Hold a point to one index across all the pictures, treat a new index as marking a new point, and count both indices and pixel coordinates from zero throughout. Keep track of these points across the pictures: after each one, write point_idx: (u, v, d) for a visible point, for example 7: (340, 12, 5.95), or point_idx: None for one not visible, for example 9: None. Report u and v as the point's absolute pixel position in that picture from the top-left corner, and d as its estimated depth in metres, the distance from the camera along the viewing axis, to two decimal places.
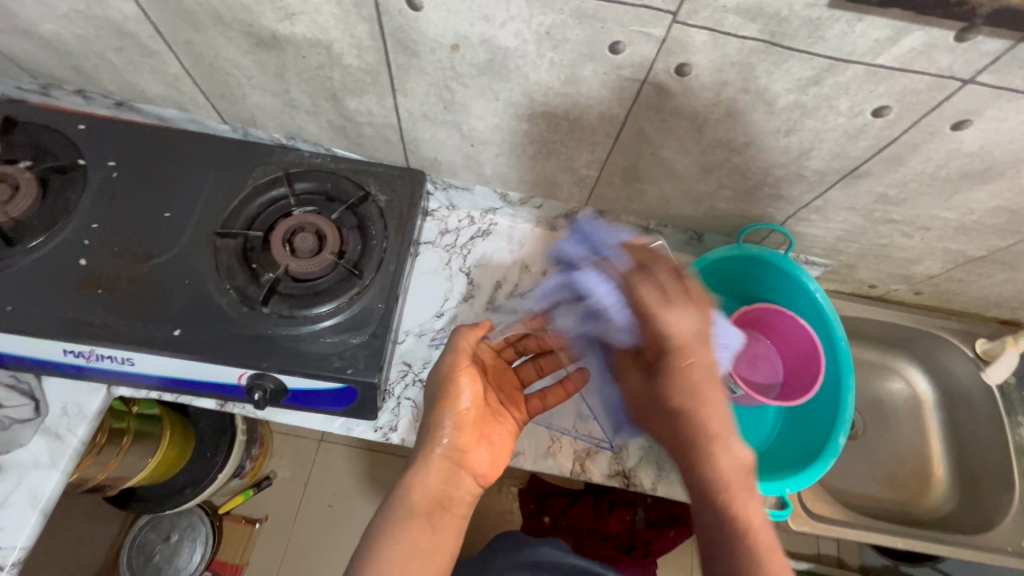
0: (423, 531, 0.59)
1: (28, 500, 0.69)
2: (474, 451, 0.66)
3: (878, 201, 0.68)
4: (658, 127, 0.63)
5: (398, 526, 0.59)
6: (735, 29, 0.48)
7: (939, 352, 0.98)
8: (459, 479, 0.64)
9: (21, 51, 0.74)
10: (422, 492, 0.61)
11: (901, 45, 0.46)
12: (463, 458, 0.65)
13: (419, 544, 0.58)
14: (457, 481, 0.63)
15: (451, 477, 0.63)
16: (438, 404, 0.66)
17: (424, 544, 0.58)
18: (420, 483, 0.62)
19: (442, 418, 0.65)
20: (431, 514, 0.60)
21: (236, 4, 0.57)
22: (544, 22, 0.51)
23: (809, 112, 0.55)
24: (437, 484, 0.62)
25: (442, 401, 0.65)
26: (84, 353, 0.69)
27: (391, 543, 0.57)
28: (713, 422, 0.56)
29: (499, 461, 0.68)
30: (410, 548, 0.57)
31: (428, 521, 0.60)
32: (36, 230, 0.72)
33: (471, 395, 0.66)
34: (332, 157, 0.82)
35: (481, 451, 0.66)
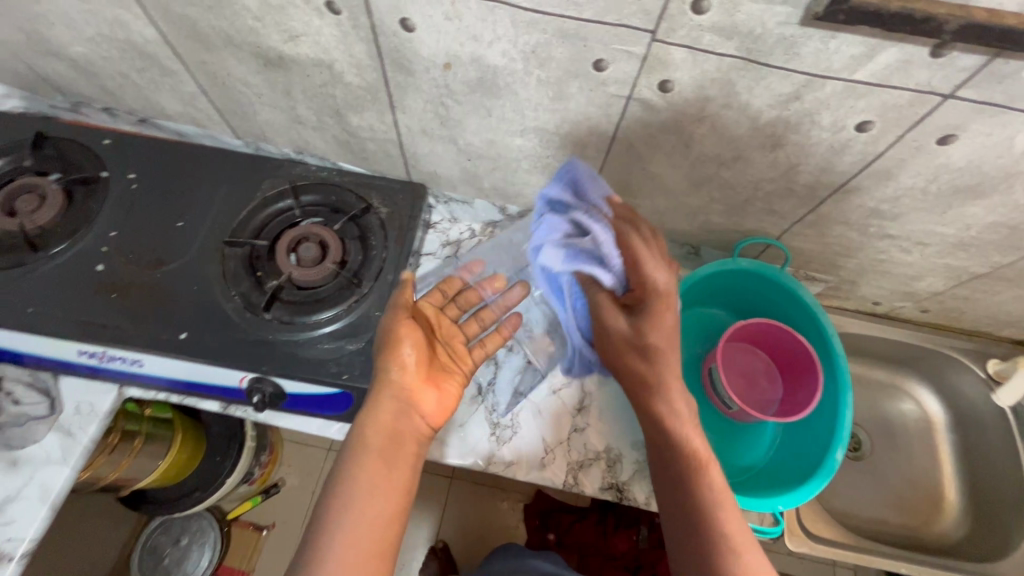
0: (381, 470, 0.57)
1: (39, 494, 0.72)
2: (421, 391, 0.64)
3: (872, 215, 0.67)
4: (647, 141, 0.64)
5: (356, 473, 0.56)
6: (713, 47, 0.49)
7: (950, 372, 0.95)
8: (410, 417, 0.62)
9: (55, 72, 0.80)
10: (375, 432, 0.59)
11: (876, 61, 0.47)
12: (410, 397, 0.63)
13: (376, 482, 0.56)
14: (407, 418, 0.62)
15: (402, 416, 0.61)
16: (382, 348, 0.64)
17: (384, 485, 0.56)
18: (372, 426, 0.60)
19: (386, 361, 0.63)
20: (387, 452, 0.59)
21: (244, 27, 0.61)
22: (530, 42, 0.53)
23: (793, 127, 0.56)
24: (390, 421, 0.60)
25: (386, 345, 0.64)
26: (97, 354, 0.72)
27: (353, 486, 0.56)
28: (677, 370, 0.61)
29: (447, 405, 0.66)
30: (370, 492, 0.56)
31: (384, 461, 0.58)
32: (59, 238, 0.77)
33: (414, 345, 0.65)
34: (338, 171, 0.85)
35: (428, 392, 0.64)
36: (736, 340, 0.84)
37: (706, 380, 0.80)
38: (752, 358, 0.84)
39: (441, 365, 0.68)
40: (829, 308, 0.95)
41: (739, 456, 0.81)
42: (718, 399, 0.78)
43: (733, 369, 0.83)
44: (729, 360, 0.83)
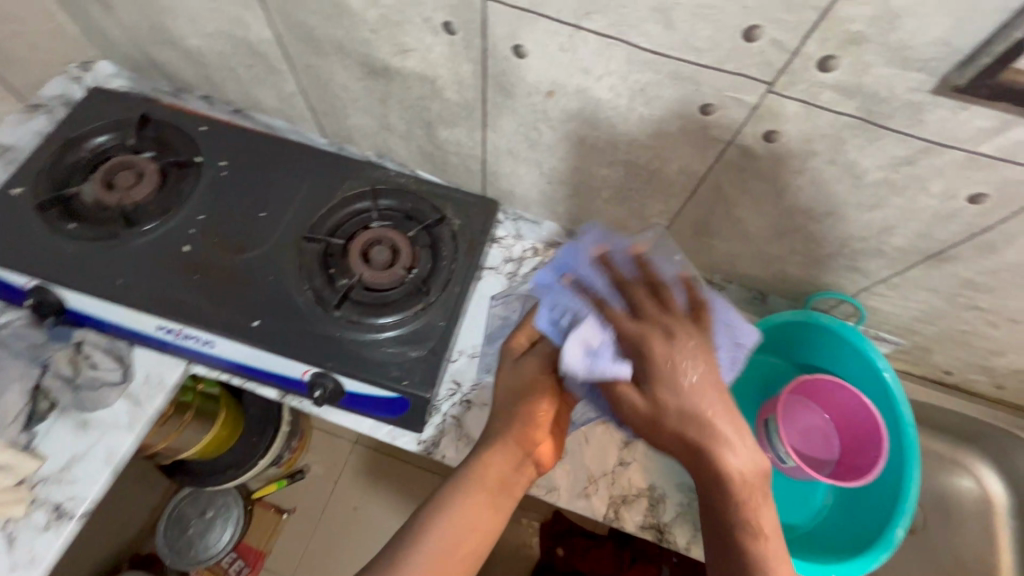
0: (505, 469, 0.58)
1: (103, 457, 0.75)
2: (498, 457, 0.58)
3: (964, 285, 0.65)
4: (737, 186, 0.64)
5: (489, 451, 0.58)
6: (831, 105, 0.49)
7: (1017, 453, 0.91)
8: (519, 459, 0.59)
9: (166, 58, 0.84)
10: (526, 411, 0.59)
11: (1006, 136, 0.45)
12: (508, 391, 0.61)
13: (472, 512, 0.55)
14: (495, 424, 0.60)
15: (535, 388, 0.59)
16: (439, 501, 0.56)
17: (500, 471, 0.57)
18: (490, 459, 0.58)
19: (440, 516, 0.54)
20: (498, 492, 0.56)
21: (358, 37, 0.63)
22: (640, 80, 0.54)
23: (898, 190, 0.55)
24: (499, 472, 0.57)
25: (447, 503, 0.55)
26: (174, 331, 0.76)
27: (460, 511, 0.55)
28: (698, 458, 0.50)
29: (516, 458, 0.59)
30: (482, 505, 0.55)
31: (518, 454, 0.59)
32: (152, 215, 0.81)
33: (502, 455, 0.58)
34: (415, 178, 0.87)
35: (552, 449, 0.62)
36: (795, 393, 0.83)
37: (762, 432, 0.78)
38: (811, 415, 0.82)
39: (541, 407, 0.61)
40: (895, 371, 0.91)
41: (789, 514, 0.79)
42: (772, 453, 0.76)
43: (791, 423, 0.81)
44: (787, 415, 0.81)
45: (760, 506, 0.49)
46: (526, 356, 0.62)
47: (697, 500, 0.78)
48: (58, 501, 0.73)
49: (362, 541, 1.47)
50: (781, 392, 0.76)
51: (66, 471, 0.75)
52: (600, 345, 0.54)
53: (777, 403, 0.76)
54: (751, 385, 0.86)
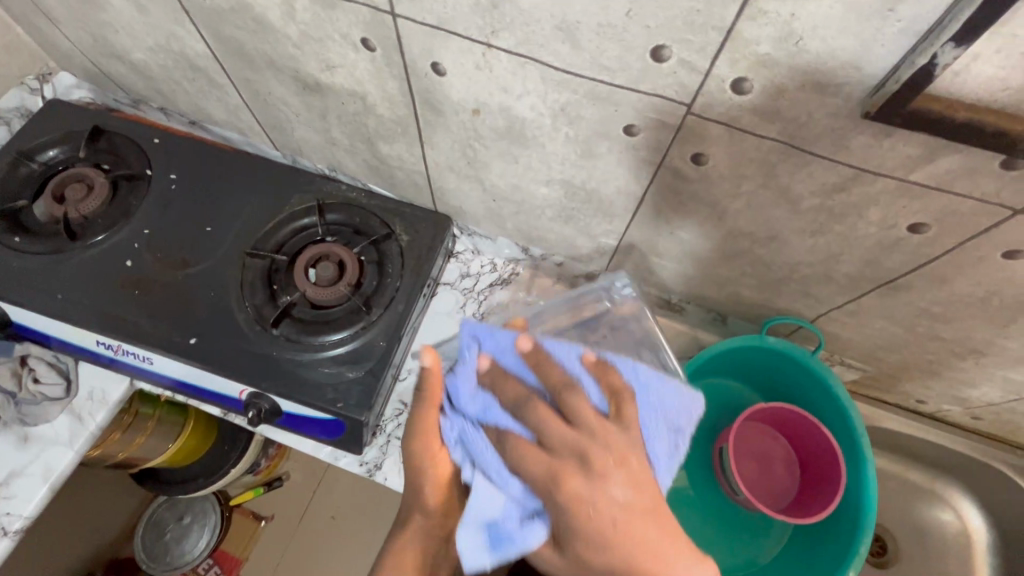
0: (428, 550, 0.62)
1: (41, 473, 0.75)
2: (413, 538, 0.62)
3: (920, 315, 0.61)
4: (677, 208, 0.60)
5: (403, 535, 0.62)
6: (753, 128, 0.45)
7: (998, 487, 0.85)
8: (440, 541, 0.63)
9: (117, 71, 0.83)
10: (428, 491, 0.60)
11: (937, 165, 0.42)
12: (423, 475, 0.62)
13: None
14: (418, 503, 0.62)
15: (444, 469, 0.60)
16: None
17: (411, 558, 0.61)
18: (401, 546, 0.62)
19: None
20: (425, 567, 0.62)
21: (285, 52, 0.62)
22: (559, 99, 0.51)
23: (837, 217, 0.51)
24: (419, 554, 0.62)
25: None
26: (113, 347, 0.75)
27: None
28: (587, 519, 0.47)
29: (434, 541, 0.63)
30: None
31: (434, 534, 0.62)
32: (98, 229, 0.80)
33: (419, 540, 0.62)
34: (366, 192, 0.85)
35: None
36: (755, 419, 0.79)
37: (717, 462, 0.75)
38: (772, 442, 0.78)
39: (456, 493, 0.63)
40: (866, 398, 0.86)
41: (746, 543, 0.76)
42: (726, 483, 0.74)
43: (748, 451, 0.78)
44: (746, 442, 0.78)
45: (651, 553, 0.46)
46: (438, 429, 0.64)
47: None
48: None
49: (336, 550, 1.46)
50: (735, 422, 0.73)
51: (4, 486, 0.74)
52: (505, 516, 0.51)
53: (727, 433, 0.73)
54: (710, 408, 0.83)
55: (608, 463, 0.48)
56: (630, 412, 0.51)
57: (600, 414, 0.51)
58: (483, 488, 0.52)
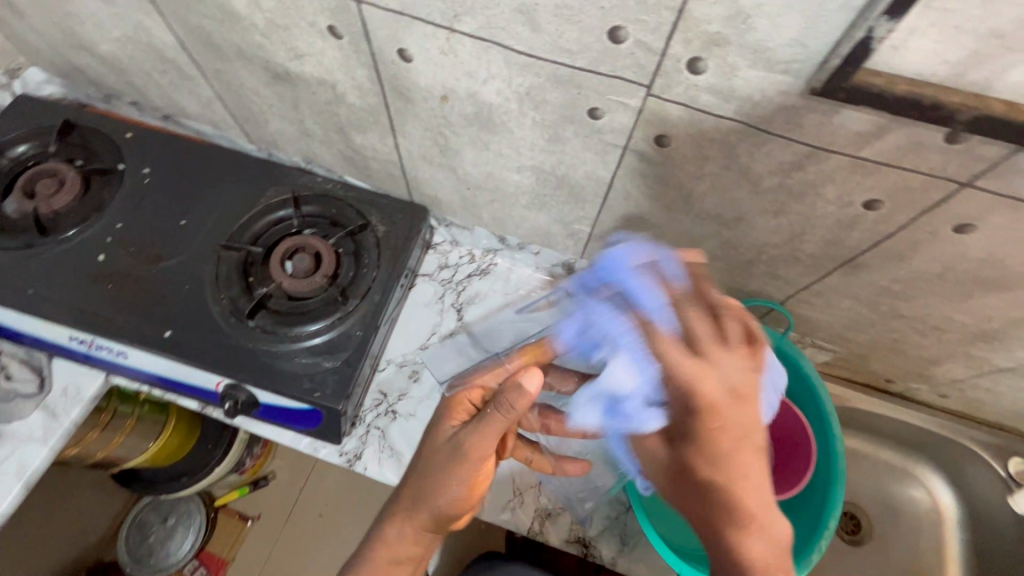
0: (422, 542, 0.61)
1: (15, 471, 0.74)
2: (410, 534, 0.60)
3: (882, 293, 0.63)
4: (645, 192, 0.61)
5: (384, 531, 0.61)
6: (710, 108, 0.46)
7: (967, 464, 0.88)
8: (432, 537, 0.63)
9: (87, 65, 0.83)
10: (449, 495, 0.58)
11: (885, 141, 0.43)
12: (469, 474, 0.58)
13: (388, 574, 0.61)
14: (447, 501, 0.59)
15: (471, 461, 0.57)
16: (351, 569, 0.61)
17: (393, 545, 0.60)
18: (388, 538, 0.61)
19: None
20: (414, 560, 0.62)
21: (253, 42, 0.62)
22: (524, 83, 0.52)
23: (796, 196, 0.53)
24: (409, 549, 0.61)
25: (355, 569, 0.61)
26: (87, 341, 0.74)
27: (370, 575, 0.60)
28: (708, 417, 0.47)
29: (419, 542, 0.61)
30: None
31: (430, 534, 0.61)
32: (70, 224, 0.79)
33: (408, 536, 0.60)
34: (343, 184, 0.85)
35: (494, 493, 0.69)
36: None
37: None
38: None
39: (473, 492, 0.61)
40: (838, 379, 0.88)
41: None
42: None
43: None
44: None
45: (747, 464, 0.47)
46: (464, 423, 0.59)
47: (625, 513, 0.76)
48: None
49: (323, 547, 1.45)
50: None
51: None
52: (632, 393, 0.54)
53: None
54: None
55: (709, 422, 0.47)
56: (703, 334, 0.49)
57: (678, 338, 0.50)
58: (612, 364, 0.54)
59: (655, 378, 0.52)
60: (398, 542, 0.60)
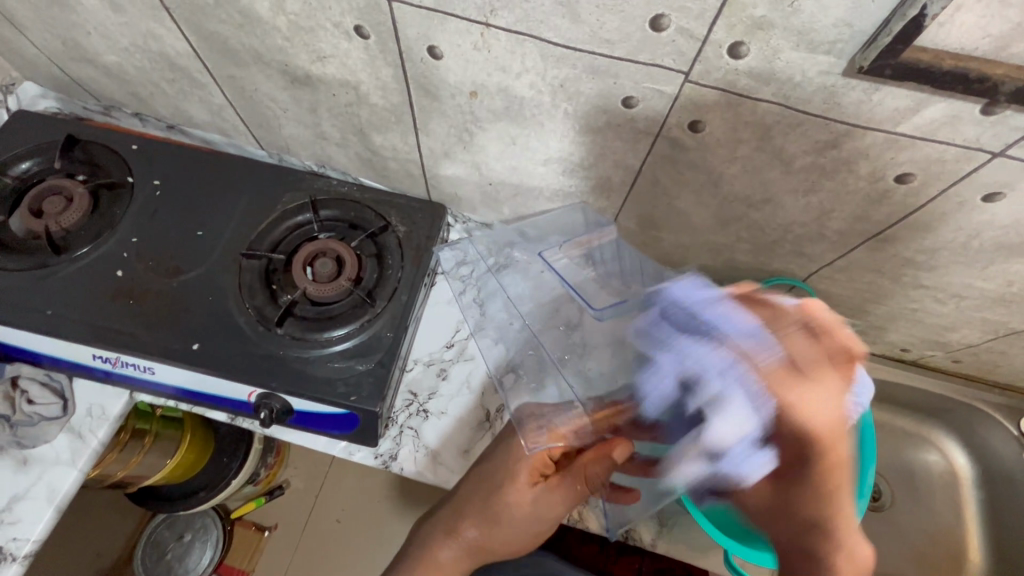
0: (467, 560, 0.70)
1: (46, 495, 0.73)
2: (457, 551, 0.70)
3: (905, 264, 0.64)
4: (674, 178, 0.62)
5: (444, 548, 0.70)
6: (748, 91, 0.47)
7: (980, 426, 0.91)
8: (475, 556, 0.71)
9: (89, 77, 0.81)
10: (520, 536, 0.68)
11: (922, 115, 0.45)
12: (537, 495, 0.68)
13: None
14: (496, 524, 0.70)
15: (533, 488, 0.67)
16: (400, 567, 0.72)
17: (446, 564, 0.70)
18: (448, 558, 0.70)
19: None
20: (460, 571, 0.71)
21: (274, 45, 0.61)
22: (559, 76, 0.52)
23: (829, 174, 0.54)
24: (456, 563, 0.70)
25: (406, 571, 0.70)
26: (111, 359, 0.73)
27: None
28: None
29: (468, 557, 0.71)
30: None
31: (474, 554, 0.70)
32: (83, 241, 0.78)
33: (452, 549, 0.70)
34: (358, 186, 0.84)
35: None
36: None
37: None
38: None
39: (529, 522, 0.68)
40: None
41: None
42: None
43: None
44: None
45: None
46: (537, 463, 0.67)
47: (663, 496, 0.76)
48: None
49: (344, 553, 1.42)
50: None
51: (7, 511, 0.72)
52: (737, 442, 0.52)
53: None
54: None
55: None
56: (800, 352, 0.52)
57: (783, 363, 0.51)
58: (712, 420, 0.51)
59: (771, 417, 0.51)
60: (450, 561, 0.70)
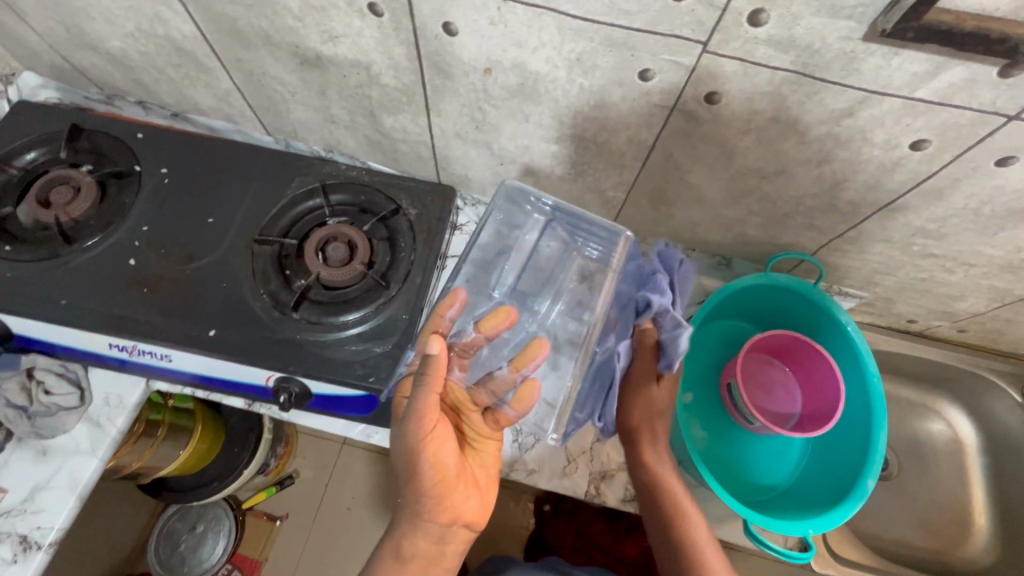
0: (425, 542, 0.60)
1: (67, 484, 0.73)
2: (416, 535, 0.60)
3: (917, 234, 0.65)
4: (687, 152, 0.62)
5: (402, 530, 0.61)
6: (766, 60, 0.48)
7: (985, 393, 0.93)
8: (428, 532, 0.60)
9: (92, 65, 0.80)
10: (424, 488, 0.58)
11: (940, 79, 0.45)
12: (450, 448, 0.59)
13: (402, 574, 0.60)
14: (424, 491, 0.58)
15: (427, 435, 0.57)
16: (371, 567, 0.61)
17: (413, 552, 0.60)
18: (411, 541, 0.60)
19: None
20: (428, 559, 0.61)
21: (284, 26, 0.61)
22: (576, 49, 0.52)
23: (843, 143, 0.54)
24: (420, 548, 0.60)
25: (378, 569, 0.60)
26: (127, 348, 0.73)
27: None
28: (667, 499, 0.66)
29: (427, 538, 0.60)
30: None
31: (440, 528, 0.60)
32: (92, 231, 0.77)
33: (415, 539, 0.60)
34: (367, 170, 0.84)
35: (494, 445, 0.67)
36: (753, 352, 0.84)
37: (725, 396, 0.77)
38: (770, 369, 0.84)
39: (453, 476, 0.59)
40: (861, 324, 0.92)
41: (765, 475, 0.79)
42: (738, 414, 0.76)
43: (750, 381, 0.83)
44: (745, 372, 0.82)
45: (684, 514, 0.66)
46: (411, 418, 0.57)
47: (676, 469, 0.76)
48: (24, 533, 0.71)
49: (355, 540, 1.42)
50: (739, 354, 0.76)
51: (29, 502, 0.72)
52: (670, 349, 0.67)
53: (736, 367, 0.75)
54: (717, 348, 0.85)
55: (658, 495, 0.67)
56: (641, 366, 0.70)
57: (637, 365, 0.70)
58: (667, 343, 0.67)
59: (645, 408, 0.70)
60: (413, 535, 0.60)
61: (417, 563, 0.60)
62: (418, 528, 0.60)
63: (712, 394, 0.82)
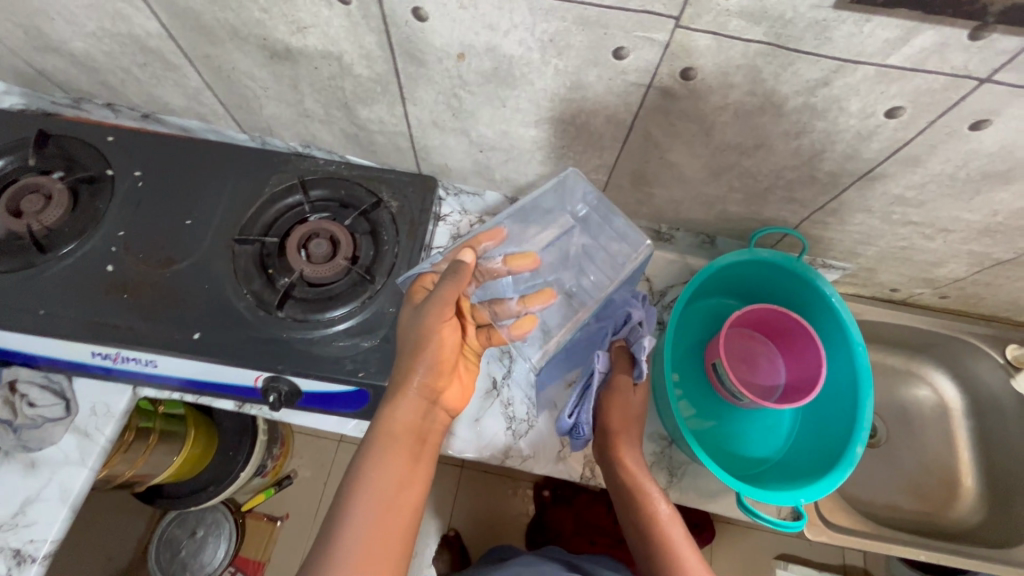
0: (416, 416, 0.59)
1: (59, 495, 0.72)
2: (409, 411, 0.59)
3: (896, 202, 0.66)
4: (665, 131, 0.62)
5: (394, 408, 0.59)
6: (739, 33, 0.47)
7: (968, 357, 0.94)
8: (421, 408, 0.60)
9: (55, 68, 0.78)
10: (423, 359, 0.60)
11: (912, 44, 0.45)
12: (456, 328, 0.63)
13: (393, 459, 0.56)
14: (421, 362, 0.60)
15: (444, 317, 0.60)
16: (364, 456, 0.56)
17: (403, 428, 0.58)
18: (400, 415, 0.59)
19: (364, 466, 0.56)
20: (416, 442, 0.59)
21: (250, 19, 0.59)
22: (548, 30, 0.52)
23: (820, 114, 0.54)
24: (412, 422, 0.59)
25: (374, 452, 0.56)
26: (111, 355, 0.72)
27: (377, 466, 0.55)
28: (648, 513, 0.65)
29: (417, 415, 0.60)
30: (401, 460, 0.57)
31: (427, 404, 0.61)
32: (67, 238, 0.76)
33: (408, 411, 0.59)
34: (346, 164, 0.83)
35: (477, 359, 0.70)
36: (735, 328, 0.84)
37: (711, 374, 0.78)
38: (752, 344, 0.85)
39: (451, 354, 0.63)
40: (845, 295, 0.93)
41: (756, 448, 0.80)
42: (726, 391, 0.76)
43: (736, 357, 0.83)
44: (729, 348, 0.83)
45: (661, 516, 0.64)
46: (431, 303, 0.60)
47: (670, 448, 0.76)
48: (17, 547, 0.70)
49: None
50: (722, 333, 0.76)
51: (21, 515, 0.71)
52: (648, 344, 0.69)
53: (722, 347, 0.75)
54: (704, 326, 0.85)
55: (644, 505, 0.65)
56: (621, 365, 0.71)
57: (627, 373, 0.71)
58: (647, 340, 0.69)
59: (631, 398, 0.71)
60: (405, 410, 0.59)
61: (406, 444, 0.58)
62: (410, 404, 0.60)
63: (699, 371, 0.82)
